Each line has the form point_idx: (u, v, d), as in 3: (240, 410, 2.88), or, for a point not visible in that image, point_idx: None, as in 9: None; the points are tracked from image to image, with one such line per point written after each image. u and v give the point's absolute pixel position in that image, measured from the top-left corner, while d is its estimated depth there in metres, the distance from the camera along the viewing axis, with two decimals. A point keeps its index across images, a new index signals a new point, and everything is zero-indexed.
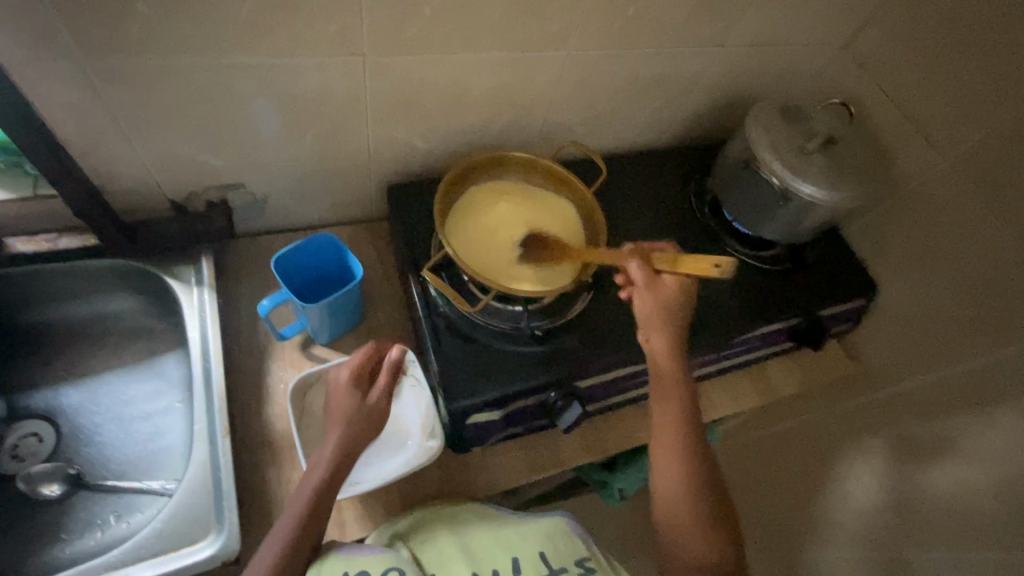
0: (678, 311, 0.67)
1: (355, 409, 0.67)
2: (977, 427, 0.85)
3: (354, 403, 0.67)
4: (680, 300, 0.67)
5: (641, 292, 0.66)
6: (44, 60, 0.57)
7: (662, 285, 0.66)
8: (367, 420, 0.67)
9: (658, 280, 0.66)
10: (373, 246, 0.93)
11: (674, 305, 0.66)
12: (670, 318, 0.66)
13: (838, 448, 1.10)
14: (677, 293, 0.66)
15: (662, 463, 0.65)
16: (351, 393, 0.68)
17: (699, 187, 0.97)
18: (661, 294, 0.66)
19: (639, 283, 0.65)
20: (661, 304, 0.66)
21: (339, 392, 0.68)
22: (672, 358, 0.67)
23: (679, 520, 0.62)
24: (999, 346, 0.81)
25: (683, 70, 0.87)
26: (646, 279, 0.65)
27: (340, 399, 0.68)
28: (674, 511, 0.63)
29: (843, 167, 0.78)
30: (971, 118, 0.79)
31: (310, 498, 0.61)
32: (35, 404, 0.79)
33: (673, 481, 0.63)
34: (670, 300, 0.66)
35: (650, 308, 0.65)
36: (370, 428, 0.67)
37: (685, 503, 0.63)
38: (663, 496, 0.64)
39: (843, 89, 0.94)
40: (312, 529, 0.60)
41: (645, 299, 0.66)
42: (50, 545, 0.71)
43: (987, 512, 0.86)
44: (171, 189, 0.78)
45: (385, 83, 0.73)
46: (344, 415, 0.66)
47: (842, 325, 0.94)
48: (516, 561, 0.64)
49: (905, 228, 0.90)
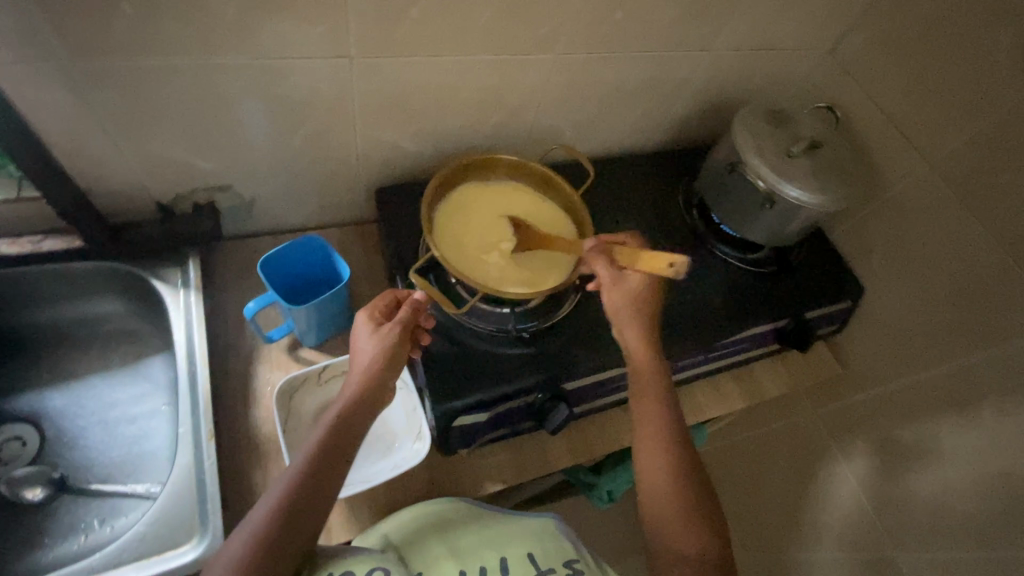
0: (647, 306, 0.70)
1: (375, 348, 0.64)
2: (961, 427, 0.86)
3: (373, 343, 0.65)
4: (648, 293, 0.69)
5: (608, 288, 0.69)
6: (27, 60, 0.57)
7: (627, 280, 0.69)
8: (387, 357, 0.64)
9: (623, 275, 0.69)
10: (362, 248, 0.93)
11: (642, 299, 0.69)
12: (639, 312, 0.69)
13: (825, 449, 1.10)
14: (644, 287, 0.69)
15: (646, 456, 0.64)
16: (370, 334, 0.66)
17: (686, 191, 0.98)
18: (627, 289, 0.69)
19: (605, 281, 0.69)
20: (628, 299, 0.68)
21: (360, 336, 0.66)
22: (647, 353, 0.69)
23: (666, 511, 0.61)
24: (984, 346, 0.82)
25: (670, 74, 0.88)
26: (611, 275, 0.69)
27: (361, 342, 0.66)
28: (656, 501, 0.62)
29: (828, 170, 0.79)
30: (956, 121, 0.80)
31: (321, 446, 0.58)
32: (18, 407, 0.79)
33: (657, 473, 0.63)
34: (637, 294, 0.69)
35: (618, 302, 0.68)
36: (391, 367, 0.65)
37: (671, 495, 0.62)
38: (648, 489, 0.63)
39: (829, 93, 0.95)
40: (320, 480, 0.56)
41: (614, 294, 0.68)
42: (32, 549, 0.71)
43: (970, 512, 0.86)
44: (158, 191, 0.77)
45: (373, 85, 0.73)
46: (362, 355, 0.64)
47: (828, 327, 0.95)
48: (504, 561, 0.62)
49: (890, 231, 0.91)
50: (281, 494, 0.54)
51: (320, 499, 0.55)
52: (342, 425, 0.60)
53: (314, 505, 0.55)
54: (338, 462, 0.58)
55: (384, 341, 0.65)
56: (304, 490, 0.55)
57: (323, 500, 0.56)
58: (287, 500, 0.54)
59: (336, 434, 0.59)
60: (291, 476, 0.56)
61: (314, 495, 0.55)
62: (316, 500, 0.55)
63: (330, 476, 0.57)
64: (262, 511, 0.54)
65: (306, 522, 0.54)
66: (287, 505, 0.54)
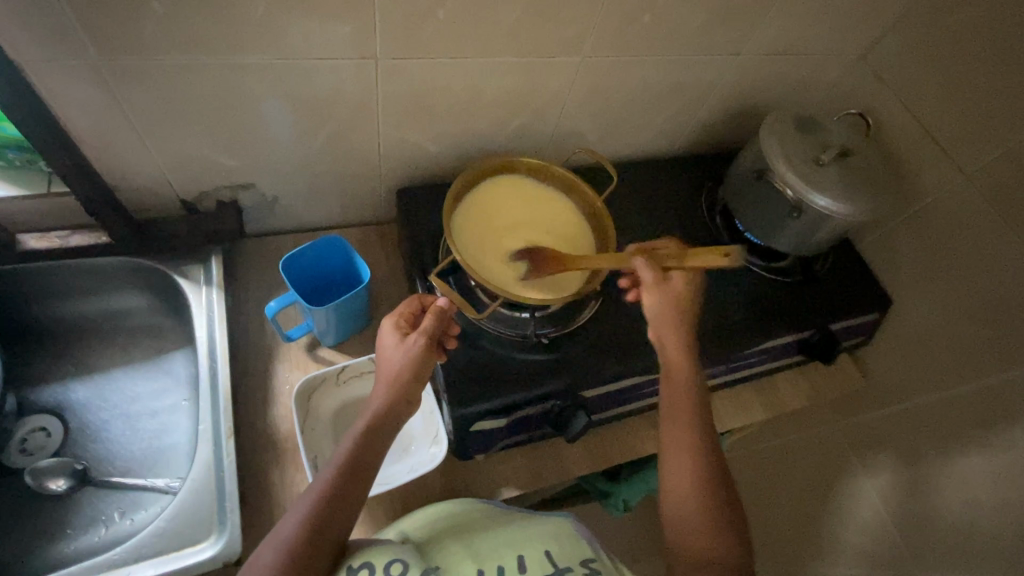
0: (685, 311, 0.69)
1: (401, 356, 0.64)
2: (988, 443, 0.84)
3: (400, 350, 0.65)
4: (686, 298, 0.69)
5: (649, 290, 0.67)
6: (57, 57, 0.58)
7: (670, 281, 0.68)
8: (414, 368, 0.64)
9: (667, 276, 0.68)
10: (382, 249, 0.93)
11: (681, 303, 0.68)
12: (677, 315, 0.68)
13: (847, 462, 1.08)
14: (683, 292, 0.69)
15: (673, 457, 0.63)
16: (398, 344, 0.65)
17: (711, 197, 0.96)
18: (669, 291, 0.68)
19: (649, 280, 0.67)
20: (668, 301, 0.68)
21: (388, 344, 0.66)
22: (681, 355, 0.68)
23: (688, 513, 0.60)
24: (1012, 362, 0.79)
25: (697, 79, 0.87)
26: (655, 276, 0.67)
27: (388, 350, 0.66)
28: (682, 506, 0.61)
29: (858, 179, 0.77)
30: (990, 131, 0.78)
31: (348, 457, 0.58)
32: (42, 399, 0.80)
33: (682, 473, 0.62)
34: (677, 298, 0.68)
35: (659, 304, 0.67)
36: (419, 378, 0.64)
37: (695, 497, 0.61)
38: (673, 493, 0.62)
39: (859, 100, 0.93)
40: (346, 489, 0.56)
41: (654, 296, 0.67)
42: (54, 540, 0.72)
43: (995, 530, 0.84)
44: (182, 188, 0.78)
45: (396, 87, 0.72)
46: (391, 365, 0.64)
47: (854, 338, 0.93)
48: (521, 560, 0.60)
49: (919, 242, 0.89)
50: (313, 503, 0.55)
51: (349, 507, 0.56)
52: (370, 436, 0.60)
53: (344, 516, 0.55)
54: (366, 474, 0.58)
55: (411, 350, 0.64)
56: (334, 502, 0.55)
57: (352, 511, 0.56)
58: (315, 512, 0.54)
59: (364, 444, 0.59)
60: (322, 486, 0.56)
61: (343, 507, 0.55)
62: (346, 512, 0.55)
63: (359, 487, 0.57)
64: (292, 521, 0.54)
65: (336, 534, 0.54)
66: (319, 517, 0.54)
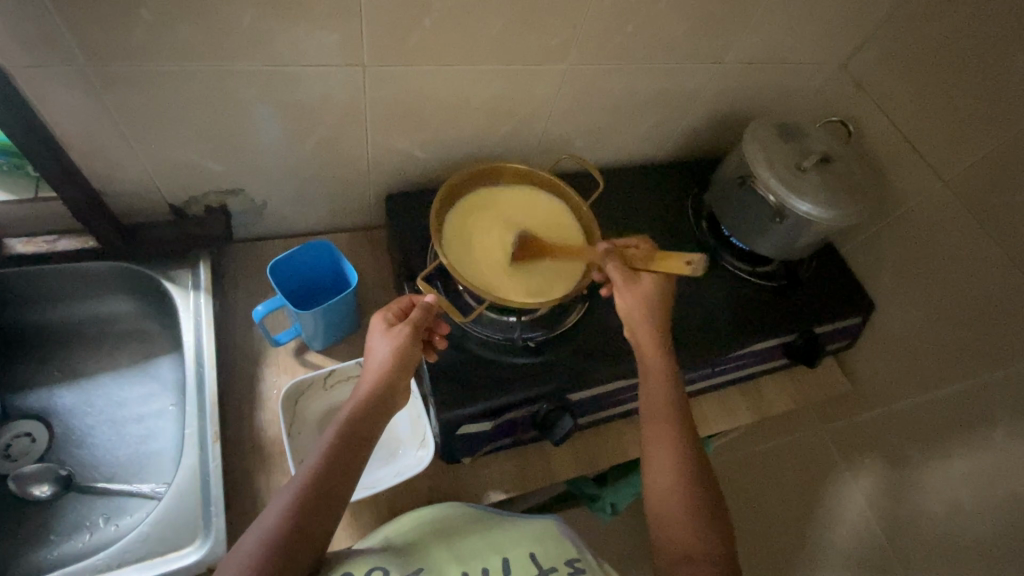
0: (660, 309, 0.70)
1: (389, 349, 0.65)
2: (968, 444, 0.85)
3: (388, 342, 0.66)
4: (658, 299, 0.70)
5: (621, 289, 0.69)
6: (46, 63, 0.58)
7: (640, 282, 0.70)
8: (399, 359, 0.65)
9: (637, 278, 0.70)
10: (370, 253, 0.94)
11: (655, 304, 0.70)
12: (650, 315, 0.69)
13: (833, 464, 1.09)
14: (658, 292, 0.70)
15: (655, 455, 0.64)
16: (385, 334, 0.66)
17: (697, 202, 0.98)
18: (640, 292, 0.70)
19: (618, 282, 0.69)
20: (641, 301, 0.69)
21: (375, 337, 0.67)
22: (657, 349, 0.69)
23: (670, 510, 0.61)
24: (990, 364, 0.81)
25: (682, 86, 0.88)
26: (625, 277, 0.70)
27: (376, 344, 0.66)
28: (665, 502, 0.61)
29: (840, 186, 0.78)
30: (962, 139, 0.80)
31: (333, 449, 0.58)
32: (27, 404, 0.80)
33: (664, 470, 0.63)
34: (647, 297, 0.70)
35: (630, 303, 0.69)
36: (404, 370, 0.65)
37: (676, 493, 0.61)
38: (655, 487, 0.63)
39: (840, 109, 0.95)
40: (330, 480, 0.56)
41: (626, 297, 0.69)
42: (37, 547, 0.71)
43: (975, 531, 0.86)
44: (171, 193, 0.78)
45: (384, 93, 0.73)
46: (377, 356, 0.65)
47: (838, 342, 0.94)
48: (505, 561, 0.62)
49: (897, 247, 0.91)
50: (300, 488, 0.55)
51: (334, 499, 0.55)
52: (359, 422, 0.61)
53: (333, 502, 0.55)
54: (353, 463, 0.58)
55: (398, 342, 0.65)
56: (321, 491, 0.55)
57: (337, 502, 0.56)
58: (299, 504, 0.54)
59: (349, 434, 0.60)
60: (309, 472, 0.56)
61: (334, 491, 0.56)
62: (335, 497, 0.56)
63: (345, 477, 0.57)
64: (278, 507, 0.54)
65: (325, 521, 0.54)
66: (305, 503, 0.54)
